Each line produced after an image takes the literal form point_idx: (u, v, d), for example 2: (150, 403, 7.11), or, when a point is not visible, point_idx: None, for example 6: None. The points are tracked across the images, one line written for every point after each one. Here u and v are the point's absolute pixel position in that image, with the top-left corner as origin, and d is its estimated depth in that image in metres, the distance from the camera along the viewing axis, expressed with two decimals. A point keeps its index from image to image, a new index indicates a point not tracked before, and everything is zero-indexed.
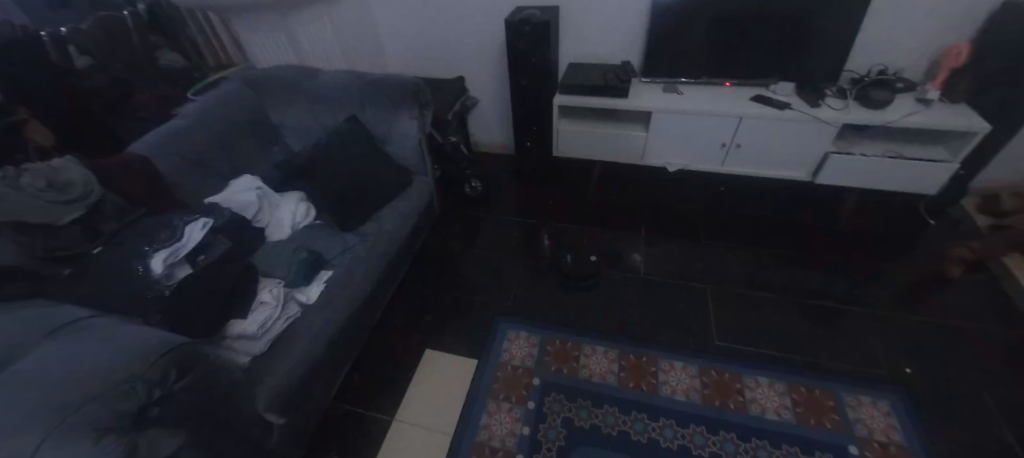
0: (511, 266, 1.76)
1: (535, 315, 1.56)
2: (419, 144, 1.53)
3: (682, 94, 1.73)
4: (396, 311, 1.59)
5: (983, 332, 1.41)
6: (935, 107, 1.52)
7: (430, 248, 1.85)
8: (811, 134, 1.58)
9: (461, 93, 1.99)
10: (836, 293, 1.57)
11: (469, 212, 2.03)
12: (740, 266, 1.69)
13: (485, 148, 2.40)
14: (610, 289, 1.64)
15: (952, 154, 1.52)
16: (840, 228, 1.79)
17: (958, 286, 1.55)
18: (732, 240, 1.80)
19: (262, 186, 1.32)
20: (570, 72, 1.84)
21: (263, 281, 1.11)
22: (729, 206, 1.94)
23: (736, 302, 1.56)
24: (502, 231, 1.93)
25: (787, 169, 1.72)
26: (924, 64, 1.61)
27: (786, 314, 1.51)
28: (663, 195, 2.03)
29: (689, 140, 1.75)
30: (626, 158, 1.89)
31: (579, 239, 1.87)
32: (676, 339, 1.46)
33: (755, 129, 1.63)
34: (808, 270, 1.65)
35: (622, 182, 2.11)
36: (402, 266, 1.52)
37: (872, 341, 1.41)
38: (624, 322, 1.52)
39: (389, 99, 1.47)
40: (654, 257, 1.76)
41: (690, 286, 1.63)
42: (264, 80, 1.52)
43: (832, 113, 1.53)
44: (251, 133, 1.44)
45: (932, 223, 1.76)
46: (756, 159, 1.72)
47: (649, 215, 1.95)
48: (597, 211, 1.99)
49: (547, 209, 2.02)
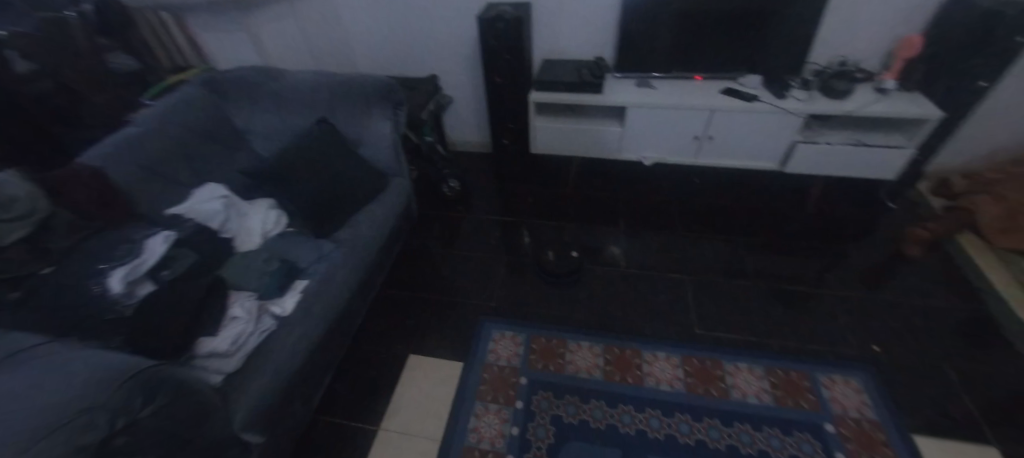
0: (493, 265, 1.75)
1: (519, 314, 1.56)
2: (394, 145, 1.50)
3: (655, 89, 1.75)
4: (376, 317, 1.56)
5: (942, 308, 1.49)
6: (892, 95, 1.59)
7: (410, 251, 1.82)
8: (778, 124, 1.63)
9: (435, 92, 1.95)
10: (807, 277, 1.62)
11: (447, 212, 2.01)
12: (717, 255, 1.73)
13: (461, 146, 2.37)
14: (593, 284, 1.65)
15: (909, 139, 1.60)
16: (808, 214, 1.86)
17: (920, 266, 1.63)
18: (707, 230, 1.84)
19: (228, 194, 1.26)
20: (544, 69, 1.84)
21: (234, 295, 1.06)
22: (703, 197, 1.99)
23: (715, 291, 1.60)
24: (482, 230, 1.91)
25: (757, 159, 1.77)
26: (880, 55, 1.68)
27: (761, 300, 1.55)
28: (640, 188, 2.05)
29: (664, 134, 1.77)
30: (602, 153, 1.91)
31: (560, 235, 1.87)
32: (658, 330, 1.48)
33: (726, 121, 1.67)
34: (780, 256, 1.71)
35: (599, 177, 2.13)
36: (382, 270, 1.49)
37: (842, 322, 1.47)
38: (607, 316, 1.53)
39: (361, 100, 1.43)
40: (634, 250, 1.78)
41: (669, 277, 1.66)
42: (226, 82, 1.45)
43: (797, 104, 1.58)
44: (214, 138, 1.37)
45: (892, 206, 1.85)
46: (727, 151, 1.76)
47: (626, 208, 1.97)
48: (576, 206, 2.00)
49: (527, 206, 2.02)
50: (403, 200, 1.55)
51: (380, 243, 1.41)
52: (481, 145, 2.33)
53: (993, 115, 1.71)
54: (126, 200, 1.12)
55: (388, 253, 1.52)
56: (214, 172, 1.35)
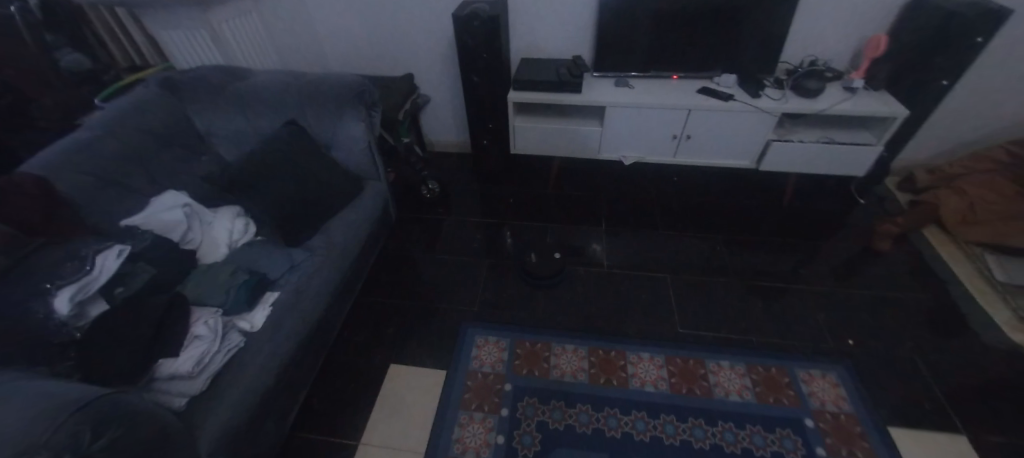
0: (474, 269, 1.71)
1: (502, 318, 1.53)
2: (368, 147, 1.44)
3: (634, 88, 1.75)
4: (354, 326, 1.50)
5: (910, 300, 1.54)
6: (860, 94, 1.63)
7: (388, 256, 1.76)
8: (754, 123, 1.65)
9: (411, 92, 1.90)
10: (784, 273, 1.66)
11: (426, 214, 1.96)
12: (697, 253, 1.75)
13: (438, 147, 2.32)
14: (575, 285, 1.64)
15: (876, 137, 1.64)
16: (783, 210, 1.90)
17: (889, 259, 1.68)
18: (687, 228, 1.86)
19: (189, 202, 1.18)
20: (523, 68, 1.81)
21: (197, 310, 0.99)
22: (682, 195, 2.00)
23: (695, 289, 1.61)
24: (463, 232, 1.87)
25: (733, 157, 1.79)
26: (849, 54, 1.72)
27: (741, 297, 1.58)
28: (620, 187, 2.05)
29: (643, 133, 1.77)
30: (582, 153, 1.89)
31: (540, 236, 1.85)
32: (642, 330, 1.48)
33: (703, 121, 1.68)
34: (758, 253, 1.74)
35: (580, 176, 2.12)
36: (358, 277, 1.44)
37: (817, 316, 1.50)
38: (591, 317, 1.52)
39: (332, 101, 1.37)
40: (616, 249, 1.78)
41: (651, 276, 1.66)
42: (186, 83, 1.36)
43: (771, 103, 1.60)
44: (173, 142, 1.29)
45: (862, 202, 1.91)
46: (704, 149, 1.78)
47: (607, 207, 1.97)
48: (557, 206, 1.98)
49: (507, 207, 1.99)
50: (380, 204, 1.50)
51: (355, 249, 1.36)
52: (459, 145, 2.29)
53: (953, 113, 1.78)
54: (74, 211, 1.03)
55: (365, 259, 1.47)
56: (174, 179, 1.27)
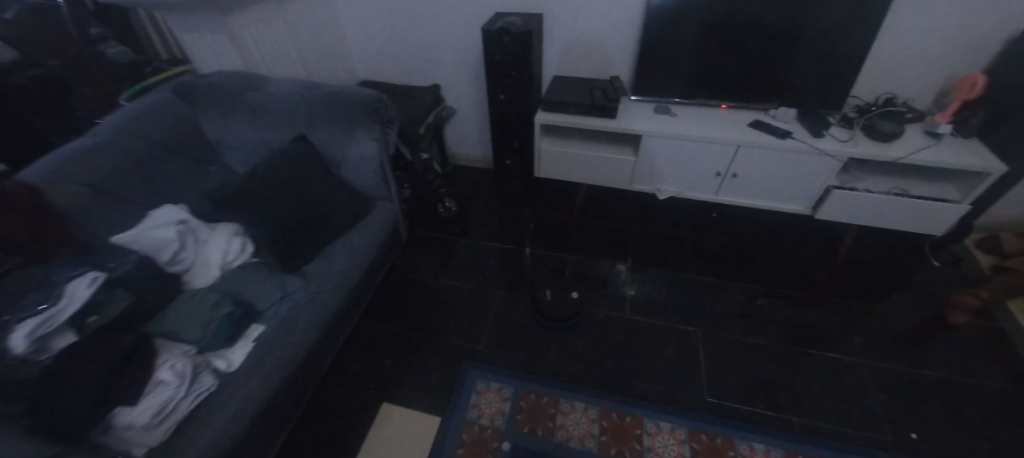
0: (484, 300, 1.59)
1: (507, 362, 1.40)
2: (379, 167, 1.35)
3: (676, 116, 1.58)
4: (352, 354, 1.42)
5: (991, 389, 1.30)
6: (945, 141, 1.39)
7: (396, 277, 1.67)
8: (813, 166, 1.45)
9: (435, 105, 1.80)
10: (835, 340, 1.45)
11: (441, 234, 1.85)
12: (734, 306, 1.56)
13: (461, 161, 2.21)
14: (592, 331, 1.49)
15: (962, 192, 1.40)
16: (836, 264, 1.68)
17: (964, 335, 1.44)
18: (723, 275, 1.67)
19: (185, 218, 1.12)
20: (554, 87, 1.68)
21: (170, 347, 0.93)
22: (720, 235, 1.81)
23: (727, 350, 1.43)
24: (477, 258, 1.76)
25: (783, 201, 1.58)
26: (934, 93, 1.48)
27: (782, 366, 1.38)
28: (652, 221, 1.88)
29: (681, 167, 1.60)
30: (612, 183, 1.73)
31: (559, 269, 1.71)
32: (663, 394, 1.32)
33: (752, 159, 1.49)
34: (804, 312, 1.53)
35: (608, 205, 1.96)
36: (357, 305, 1.35)
37: (873, 397, 1.29)
38: (606, 371, 1.37)
39: (344, 117, 1.28)
40: (641, 292, 1.62)
41: (678, 329, 1.50)
42: (200, 91, 1.31)
43: (835, 145, 1.40)
44: (180, 154, 1.24)
45: (934, 262, 1.65)
46: (751, 190, 1.58)
47: (636, 243, 1.81)
48: (581, 237, 1.84)
49: (528, 233, 1.86)
50: (387, 227, 1.40)
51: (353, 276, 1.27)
52: (483, 161, 2.17)
53: None
54: (64, 225, 0.98)
55: (366, 286, 1.38)
56: (176, 190, 1.20)
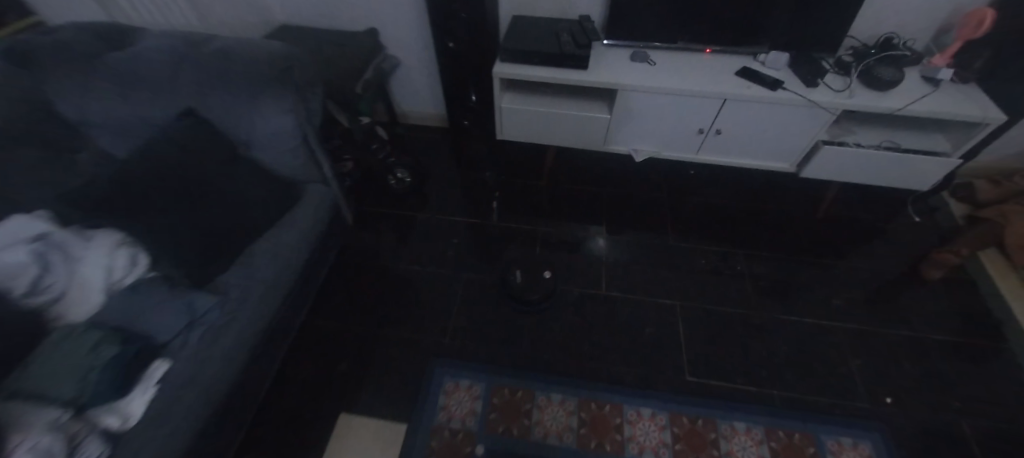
0: (448, 285, 1.44)
1: (477, 355, 1.29)
2: (301, 143, 1.10)
3: (655, 65, 1.37)
4: (301, 360, 1.26)
5: (961, 345, 1.30)
6: (943, 87, 1.26)
7: (345, 265, 1.48)
8: (803, 119, 1.30)
9: (372, 57, 1.50)
10: (814, 305, 1.40)
11: (395, 209, 1.64)
12: (713, 274, 1.49)
13: (413, 120, 1.93)
14: (567, 312, 1.38)
15: (954, 144, 1.31)
16: (815, 221, 1.61)
17: (937, 290, 1.42)
18: (701, 240, 1.57)
19: (46, 232, 0.88)
20: (513, 32, 1.41)
21: (27, 417, 0.70)
22: (698, 195, 1.69)
23: (707, 323, 1.37)
24: (438, 235, 1.57)
25: (767, 159, 1.46)
26: (933, 31, 1.33)
27: (761, 336, 1.34)
28: (627, 182, 1.73)
29: (660, 125, 1.42)
30: (583, 144, 1.54)
31: (529, 244, 1.56)
32: (644, 377, 1.25)
33: (739, 114, 1.33)
34: (784, 275, 1.48)
35: (579, 166, 1.78)
36: (295, 310, 1.16)
37: (850, 363, 1.28)
38: (583, 357, 1.28)
39: (244, 84, 0.99)
40: (617, 264, 1.51)
41: (657, 303, 1.41)
42: (40, 49, 0.96)
43: (830, 96, 1.24)
44: (26, 141, 0.94)
45: (917, 220, 1.59)
46: (735, 147, 1.44)
47: (611, 208, 1.66)
48: (551, 204, 1.67)
49: (492, 202, 1.67)
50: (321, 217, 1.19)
51: (284, 280, 1.07)
52: (438, 120, 1.91)
53: None
54: None
55: (304, 285, 1.19)
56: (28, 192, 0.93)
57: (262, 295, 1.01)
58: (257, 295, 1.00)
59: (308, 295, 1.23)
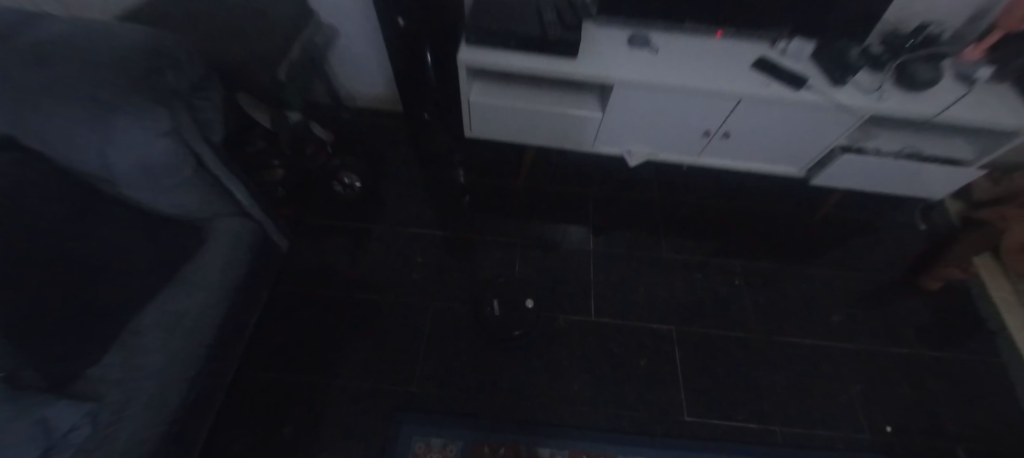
0: (414, 319, 1.23)
1: (451, 405, 1.12)
2: (194, 172, 0.80)
3: (657, 52, 1.11)
4: (238, 427, 1.05)
5: (958, 362, 1.26)
6: (978, 88, 1.10)
7: (286, 299, 1.23)
8: (823, 123, 1.12)
9: (299, 32, 1.15)
10: (813, 324, 1.31)
11: (345, 222, 1.36)
12: (710, 291, 1.35)
13: (361, 103, 1.59)
14: (552, 346, 1.21)
15: (977, 150, 1.18)
16: (814, 225, 1.49)
17: (934, 301, 1.36)
18: (697, 250, 1.42)
19: None
20: (481, 5, 1.10)
21: None
22: (693, 196, 1.52)
23: (706, 350, 1.25)
24: (399, 254, 1.33)
25: (777, 163, 1.30)
26: (968, 16, 1.15)
27: (761, 363, 1.24)
28: (616, 182, 1.52)
29: (660, 127, 1.21)
30: (569, 143, 1.30)
31: (506, 261, 1.34)
32: (641, 419, 1.13)
33: (753, 116, 1.13)
34: (783, 290, 1.37)
35: (562, 161, 1.55)
36: (212, 381, 0.92)
37: (850, 390, 1.21)
38: (572, 400, 1.14)
39: (82, 96, 0.66)
40: (608, 283, 1.33)
41: (651, 329, 1.27)
42: None
43: (858, 98, 1.05)
44: None
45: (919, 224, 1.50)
46: (742, 150, 1.26)
47: (598, 212, 1.46)
48: (531, 208, 1.45)
49: (463, 209, 1.43)
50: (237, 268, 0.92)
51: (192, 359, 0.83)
52: (392, 104, 1.58)
53: None
54: None
55: (223, 347, 0.93)
56: None
57: (159, 387, 0.77)
58: (152, 389, 0.76)
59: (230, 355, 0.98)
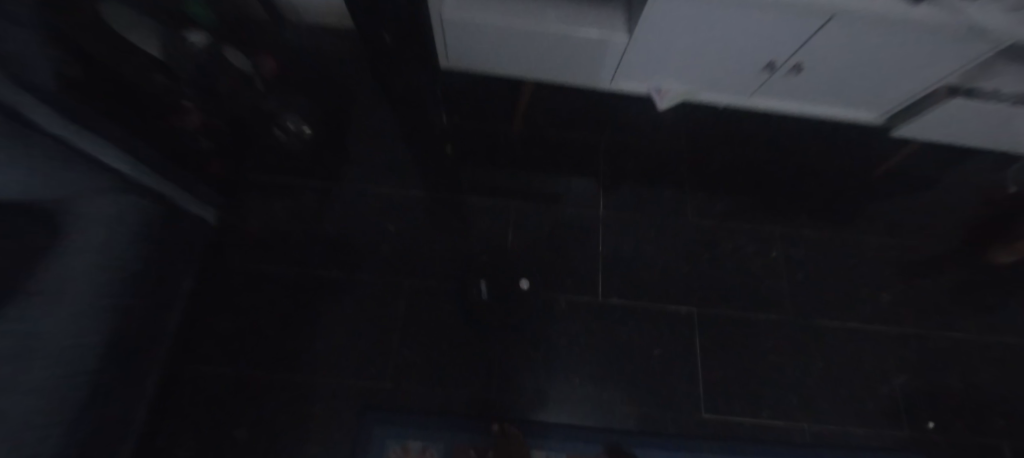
0: (384, 301, 1.02)
1: (432, 402, 0.96)
2: None
3: None
4: (182, 430, 0.90)
5: (1016, 349, 1.10)
6: None
7: (229, 278, 1.01)
8: (932, 57, 0.80)
9: None
10: (857, 305, 1.12)
11: (296, 179, 1.10)
12: (740, 266, 1.13)
13: (304, 17, 1.21)
14: (550, 333, 1.02)
15: None
16: (871, 183, 1.23)
17: (1000, 278, 1.16)
18: (730, 214, 1.17)
19: None
20: None
21: None
22: (730, 144, 1.22)
23: (731, 336, 1.07)
24: (365, 221, 1.08)
25: (848, 105, 1.03)
26: None
27: (793, 351, 1.07)
28: (634, 126, 1.22)
29: (707, 60, 0.90)
30: (588, 76, 1.02)
31: (497, 229, 1.10)
32: (651, 417, 0.98)
33: (835, 48, 0.80)
34: (825, 264, 1.15)
35: (567, 98, 1.23)
36: (120, 392, 0.75)
37: (892, 382, 1.06)
38: (572, 396, 0.98)
39: None
40: (619, 256, 1.11)
41: (668, 312, 1.07)
42: None
43: (1001, 20, 0.70)
44: None
45: (995, 183, 1.24)
46: (810, 90, 0.97)
47: (610, 166, 1.18)
48: (527, 160, 1.17)
49: (443, 161, 1.15)
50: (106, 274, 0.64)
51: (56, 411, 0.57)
52: (344, 18, 1.20)
53: None
54: None
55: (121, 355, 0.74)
56: None
57: (74, 420, 0.61)
58: (69, 424, 0.60)
59: (140, 359, 0.80)
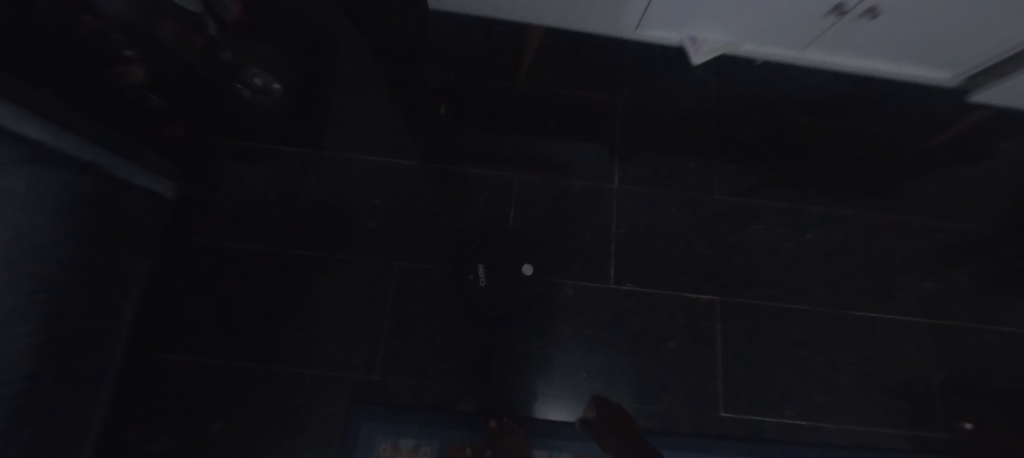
0: (371, 286, 0.92)
1: (425, 397, 0.88)
2: None
3: None
4: (155, 424, 0.83)
5: None
6: None
7: (198, 260, 0.90)
8: None
9: None
10: (898, 295, 1.01)
11: (269, 147, 0.96)
12: (770, 250, 1.01)
13: None
14: (555, 324, 0.92)
15: None
16: (926, 156, 1.08)
17: None
18: (762, 190, 1.03)
19: None
20: None
21: None
22: (767, 108, 1.06)
23: (756, 328, 0.96)
24: (349, 196, 0.95)
25: (920, 63, 0.86)
26: None
27: (824, 345, 0.96)
28: (658, 86, 1.05)
29: (757, 8, 0.73)
30: (613, 22, 0.85)
31: (498, 205, 0.97)
32: (665, 415, 0.90)
33: None
34: (866, 248, 1.03)
35: (582, 51, 1.05)
36: (65, 396, 0.66)
37: (929, 379, 0.96)
38: (578, 392, 0.90)
39: None
40: (634, 237, 0.98)
41: (686, 301, 0.96)
42: None
43: None
44: None
45: None
46: (880, 45, 0.81)
47: (628, 133, 1.03)
48: (533, 126, 1.02)
49: (436, 126, 1.00)
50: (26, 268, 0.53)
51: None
52: None
53: None
54: None
55: (65, 359, 0.65)
56: None
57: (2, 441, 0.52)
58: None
59: (88, 357, 0.70)
